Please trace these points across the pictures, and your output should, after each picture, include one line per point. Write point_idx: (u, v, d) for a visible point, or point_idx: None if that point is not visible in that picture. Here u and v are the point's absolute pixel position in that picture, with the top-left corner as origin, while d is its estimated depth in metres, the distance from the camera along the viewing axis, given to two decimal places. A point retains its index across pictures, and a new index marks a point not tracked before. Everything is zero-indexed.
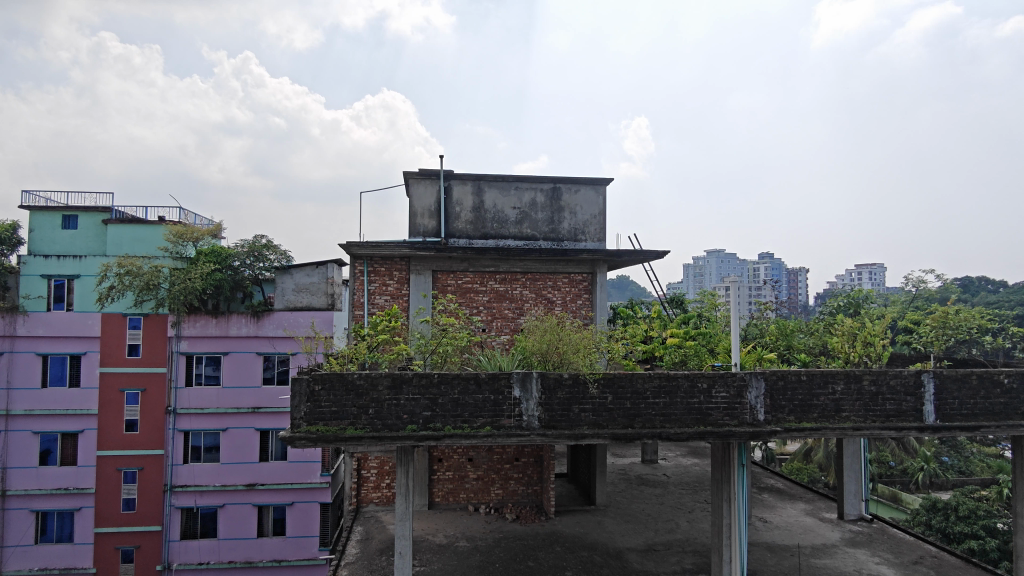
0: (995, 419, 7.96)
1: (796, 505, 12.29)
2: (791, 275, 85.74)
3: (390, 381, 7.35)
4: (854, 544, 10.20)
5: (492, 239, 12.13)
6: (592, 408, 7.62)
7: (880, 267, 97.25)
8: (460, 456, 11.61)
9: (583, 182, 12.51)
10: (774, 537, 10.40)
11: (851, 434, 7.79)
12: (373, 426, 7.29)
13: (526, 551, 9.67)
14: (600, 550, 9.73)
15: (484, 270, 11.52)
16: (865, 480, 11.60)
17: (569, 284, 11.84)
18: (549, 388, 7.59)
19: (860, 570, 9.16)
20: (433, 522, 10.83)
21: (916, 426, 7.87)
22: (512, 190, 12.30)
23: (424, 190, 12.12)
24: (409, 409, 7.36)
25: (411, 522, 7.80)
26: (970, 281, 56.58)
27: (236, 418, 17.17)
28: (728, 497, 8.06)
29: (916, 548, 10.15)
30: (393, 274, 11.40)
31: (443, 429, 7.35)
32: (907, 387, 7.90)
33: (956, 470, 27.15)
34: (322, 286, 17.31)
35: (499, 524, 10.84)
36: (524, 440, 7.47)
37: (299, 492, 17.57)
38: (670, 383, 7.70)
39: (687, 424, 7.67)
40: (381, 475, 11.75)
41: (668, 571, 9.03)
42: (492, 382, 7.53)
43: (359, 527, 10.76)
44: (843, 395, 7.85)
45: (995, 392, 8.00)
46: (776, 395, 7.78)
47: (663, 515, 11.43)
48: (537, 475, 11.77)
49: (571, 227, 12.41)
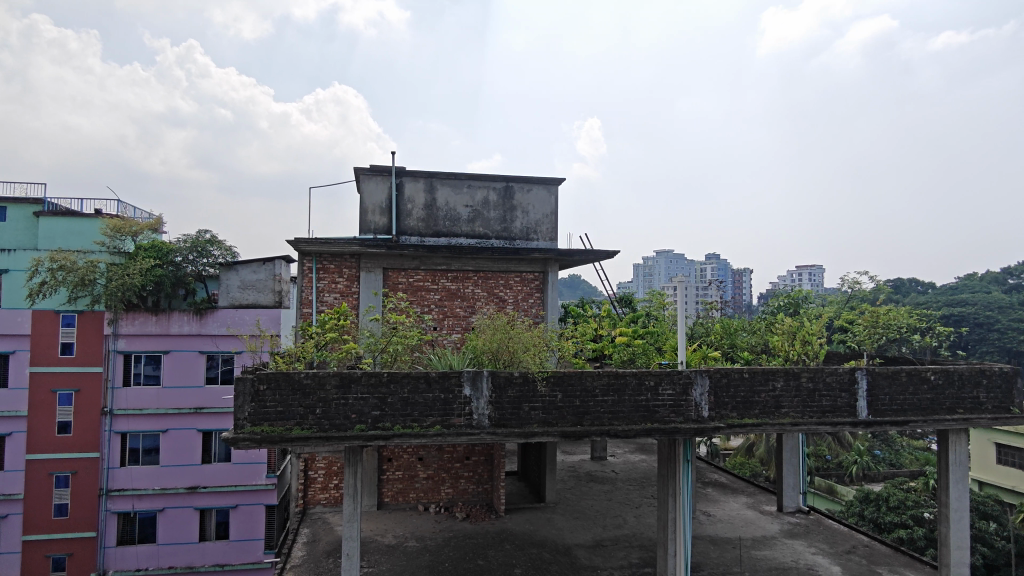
0: (922, 415, 8.37)
1: (738, 499, 12.67)
2: (737, 275, 88.28)
3: (338, 380, 7.24)
4: (792, 535, 10.59)
5: (444, 237, 12.07)
6: (542, 406, 7.67)
7: (819, 268, 101.26)
8: (410, 455, 11.51)
9: (535, 181, 12.55)
10: (717, 531, 10.69)
11: (790, 429, 8.07)
12: (320, 427, 7.16)
13: (475, 549, 9.67)
14: (549, 547, 9.82)
15: (436, 268, 11.46)
16: (803, 473, 12.05)
17: (521, 283, 11.89)
18: (499, 387, 7.60)
19: (797, 560, 9.50)
20: (382, 523, 10.71)
21: (850, 421, 8.20)
22: (465, 189, 12.26)
23: (376, 186, 11.95)
24: (358, 409, 7.27)
25: (359, 523, 7.71)
26: (900, 282, 59.55)
27: (177, 419, 16.58)
28: (674, 492, 8.23)
29: (850, 538, 10.60)
30: (342, 271, 11.22)
31: (392, 429, 7.28)
32: (841, 384, 8.25)
33: (887, 463, 28.54)
34: (269, 283, 16.84)
35: (449, 523, 10.81)
36: (475, 439, 7.48)
37: (244, 495, 17.13)
38: (619, 381, 7.82)
39: (634, 421, 7.80)
40: (329, 476, 11.56)
41: (616, 566, 9.18)
42: (442, 381, 7.50)
43: (305, 529, 10.56)
44: (783, 391, 8.13)
45: (922, 388, 8.42)
46: (720, 393, 8.01)
47: (611, 511, 11.63)
48: (487, 473, 11.79)
49: (523, 226, 12.46)
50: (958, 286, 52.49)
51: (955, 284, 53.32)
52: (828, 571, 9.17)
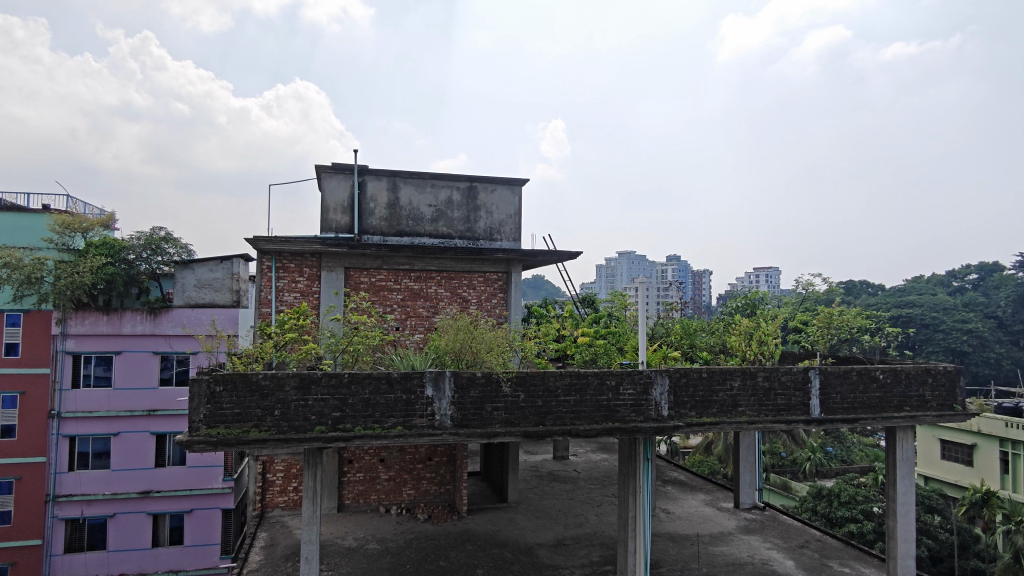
0: (872, 412, 8.65)
1: (696, 496, 12.90)
2: (697, 277, 89.83)
3: (298, 381, 7.12)
4: (748, 531, 10.83)
5: (407, 237, 11.99)
6: (504, 406, 7.68)
7: (775, 270, 103.97)
8: (371, 457, 11.38)
9: (498, 181, 12.56)
10: (676, 527, 10.87)
11: (746, 427, 8.26)
12: (279, 428, 7.04)
13: (437, 551, 9.63)
14: (511, 547, 9.83)
15: (398, 268, 11.37)
16: (758, 471, 12.34)
17: (484, 283, 11.88)
18: (461, 387, 7.58)
19: (753, 556, 9.72)
20: (342, 525, 10.58)
21: (804, 419, 8.44)
22: (428, 188, 12.18)
23: (337, 184, 11.78)
24: (318, 410, 7.16)
25: (319, 526, 7.61)
26: (852, 284, 61.54)
27: (129, 422, 16.10)
28: (634, 490, 8.33)
29: (803, 533, 10.90)
30: (303, 270, 11.04)
31: (353, 430, 7.20)
32: (795, 383, 8.47)
33: (839, 459, 29.43)
34: (226, 282, 16.51)
35: (411, 524, 10.75)
36: (436, 439, 7.45)
37: (199, 499, 16.73)
38: (580, 381, 7.88)
39: (596, 420, 7.88)
40: (288, 479, 11.37)
41: (578, 565, 9.25)
42: (404, 381, 7.44)
43: (263, 533, 10.36)
44: (739, 390, 8.31)
45: (871, 387, 8.70)
46: (679, 392, 8.14)
47: (573, 510, 11.71)
48: (449, 474, 11.76)
49: (486, 226, 12.45)
50: (906, 288, 54.51)
51: (903, 286, 55.38)
52: (782, 565, 9.41)
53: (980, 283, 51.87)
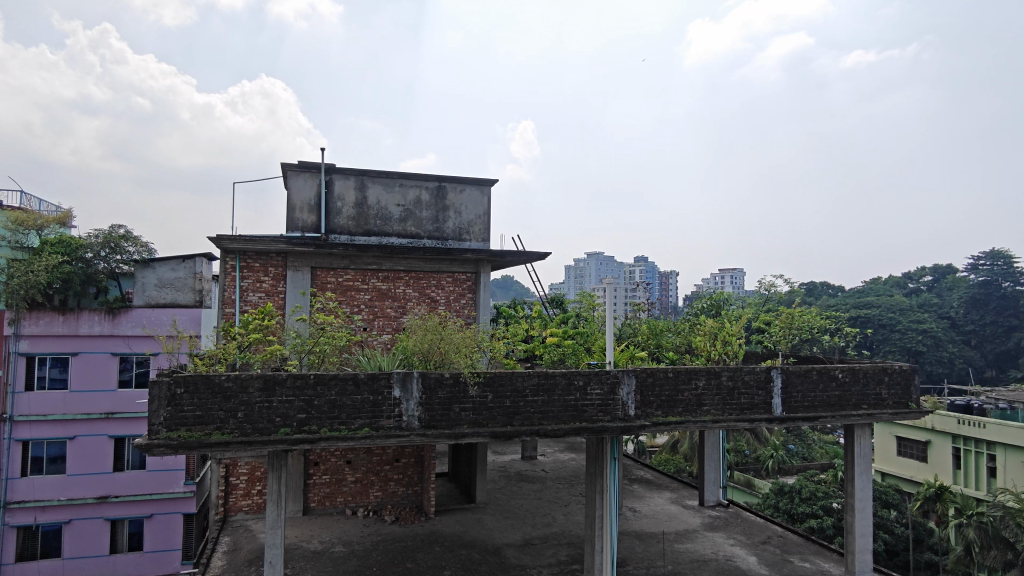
0: (831, 410, 8.89)
1: (662, 494, 13.08)
2: (663, 279, 90.97)
3: (261, 383, 7.00)
4: (712, 528, 11.02)
5: (375, 236, 11.89)
6: (472, 407, 7.67)
7: (739, 272, 106.04)
8: (338, 458, 11.23)
9: (467, 182, 12.54)
10: (642, 526, 11.00)
11: (711, 426, 8.40)
12: (242, 431, 6.92)
13: (405, 553, 9.58)
14: (478, 548, 9.82)
15: (366, 268, 11.26)
16: (722, 469, 12.55)
17: (453, 283, 11.85)
18: (429, 388, 7.54)
19: (717, 552, 9.89)
20: (307, 528, 10.44)
21: (766, 418, 8.62)
22: (396, 187, 12.09)
23: (304, 182, 11.61)
24: (282, 412, 7.06)
25: (283, 529, 7.50)
26: (813, 285, 63.10)
27: (87, 425, 15.64)
28: (600, 490, 8.39)
29: (765, 529, 11.13)
30: (268, 270, 10.86)
31: (319, 432, 7.12)
32: (758, 382, 8.64)
33: (800, 456, 30.13)
34: (189, 282, 16.14)
35: (378, 526, 10.67)
36: (404, 440, 7.41)
37: (160, 504, 16.36)
38: (548, 381, 7.91)
39: (563, 420, 7.92)
40: (252, 482, 11.16)
41: (544, 564, 9.29)
42: (371, 382, 7.37)
43: (226, 537, 10.16)
44: (705, 389, 8.45)
45: (831, 385, 8.92)
46: (646, 391, 8.23)
47: (541, 510, 11.76)
48: (417, 475, 11.68)
49: (455, 226, 12.42)
50: (864, 289, 56.08)
51: (862, 287, 56.92)
52: (745, 561, 9.59)
53: (934, 285, 53.61)
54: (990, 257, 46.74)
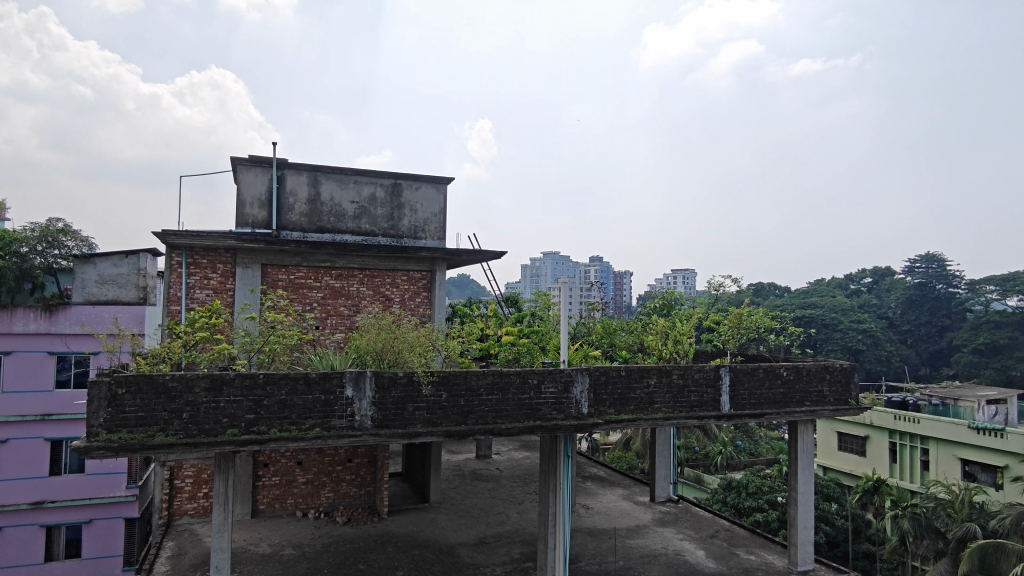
0: (776, 407, 9.17)
1: (615, 491, 13.25)
2: (618, 279, 92.26)
3: (208, 383, 6.80)
4: (663, 523, 11.24)
5: (328, 234, 11.69)
6: (426, 406, 7.62)
7: (690, 272, 108.43)
8: (288, 460, 10.96)
9: (423, 179, 12.44)
10: (595, 522, 11.13)
11: (661, 423, 8.57)
12: (187, 433, 6.71)
13: (356, 554, 9.45)
14: (432, 548, 9.76)
15: (319, 265, 11.07)
16: (673, 465, 12.78)
17: (408, 281, 11.76)
18: (382, 387, 7.46)
19: (667, 547, 10.08)
20: (256, 531, 10.21)
21: (714, 415, 8.83)
22: (351, 183, 11.91)
23: (254, 177, 11.31)
24: (230, 413, 6.88)
25: (230, 533, 7.34)
26: (761, 286, 64.97)
27: (21, 427, 14.91)
28: (554, 487, 8.45)
29: (714, 523, 11.40)
30: (216, 266, 10.55)
31: (268, 433, 6.97)
32: (707, 380, 8.84)
33: (747, 452, 31.02)
34: (132, 278, 15.64)
35: (329, 528, 10.51)
36: (356, 440, 7.30)
37: (99, 508, 15.71)
38: (503, 379, 7.93)
39: (518, 419, 7.95)
40: (198, 485, 10.83)
41: (497, 563, 9.32)
42: (323, 382, 7.26)
43: (169, 542, 9.84)
44: (656, 387, 8.60)
45: (776, 383, 9.22)
46: (599, 390, 8.33)
47: (495, 508, 11.79)
48: (370, 475, 11.54)
49: (411, 224, 12.31)
50: (809, 289, 58.04)
51: (807, 288, 58.87)
52: (694, 555, 9.81)
53: (873, 286, 55.81)
54: (925, 261, 48.32)
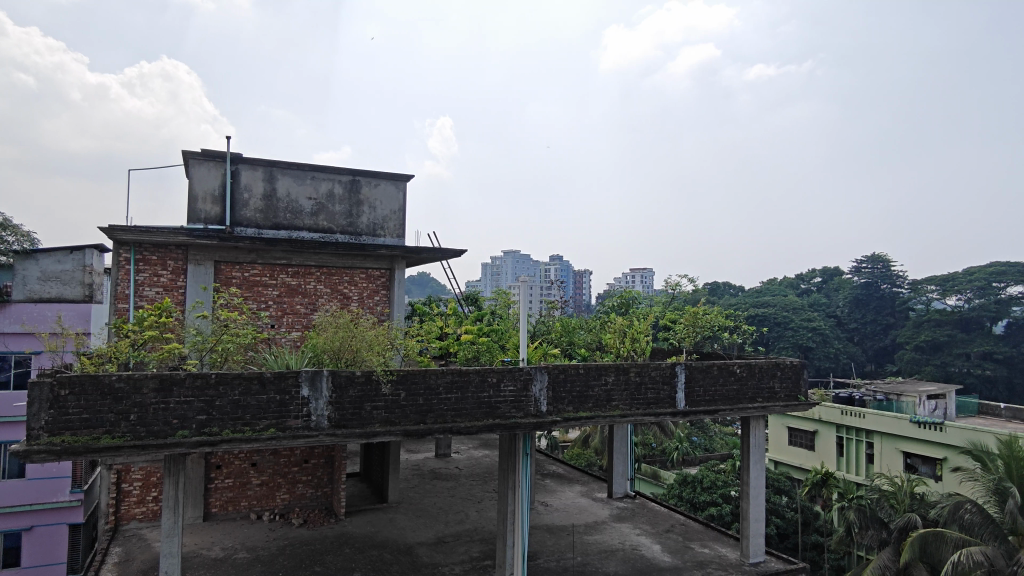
0: (730, 403, 9.39)
1: (573, 488, 13.38)
2: (577, 278, 93.04)
3: (157, 383, 6.60)
4: (620, 519, 11.39)
5: (283, 230, 11.46)
6: (384, 406, 7.56)
7: (648, 271, 110.13)
8: (241, 461, 10.71)
9: (383, 176, 12.30)
10: (553, 519, 11.21)
11: (619, 421, 8.68)
12: (135, 434, 6.50)
13: (313, 556, 9.31)
14: (390, 548, 9.69)
15: (275, 263, 10.85)
16: (630, 461, 12.97)
17: (366, 279, 11.63)
18: (339, 387, 7.36)
19: (624, 542, 10.22)
20: (208, 535, 9.95)
21: (670, 411, 8.99)
22: (308, 179, 11.71)
23: (207, 172, 11.03)
24: (181, 414, 6.70)
25: (181, 537, 7.17)
26: (716, 286, 66.35)
27: None
28: (513, 485, 8.49)
29: (669, 518, 11.61)
30: (166, 263, 10.24)
31: (220, 434, 6.81)
32: (663, 377, 8.99)
33: (702, 448, 31.68)
34: (77, 275, 15.09)
35: (285, 530, 10.34)
36: (312, 441, 7.19)
37: (41, 515, 15.08)
38: (462, 378, 7.91)
39: (477, 418, 7.95)
40: (146, 488, 10.50)
41: (456, 562, 9.29)
42: (278, 382, 7.12)
43: (116, 548, 9.51)
44: (613, 385, 8.71)
45: (730, 379, 9.44)
46: (558, 388, 8.39)
47: (454, 507, 11.77)
48: (327, 476, 11.37)
49: (369, 221, 12.17)
50: (762, 288, 59.56)
51: (760, 287, 60.39)
52: (650, 550, 9.97)
53: (823, 286, 57.60)
54: (871, 261, 49.93)
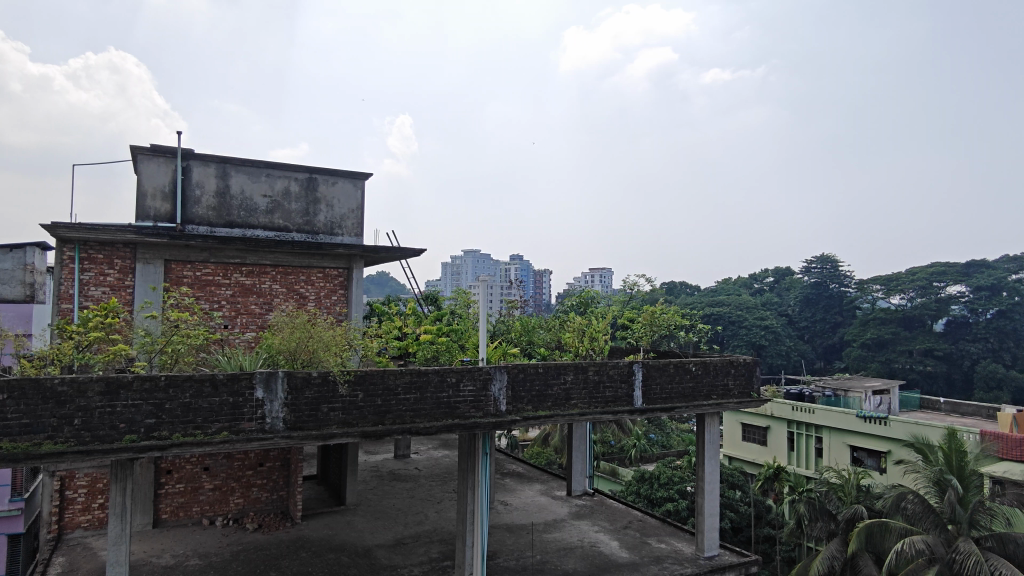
0: (685, 401, 9.58)
1: (533, 486, 13.44)
2: (537, 278, 93.50)
3: (103, 387, 6.38)
4: (579, 517, 11.48)
5: (238, 228, 11.19)
6: (341, 407, 7.45)
7: (607, 272, 111.33)
8: (193, 466, 10.42)
9: (340, 174, 12.13)
10: (513, 518, 11.24)
11: (577, 419, 8.77)
12: (79, 440, 6.27)
13: (267, 561, 9.13)
14: (348, 551, 9.58)
15: (228, 262, 10.58)
16: (589, 459, 13.10)
17: (324, 278, 11.45)
18: (295, 388, 7.23)
19: (582, 540, 10.31)
20: (158, 542, 9.66)
21: (628, 409, 9.12)
22: (263, 177, 11.46)
23: (157, 168, 10.69)
24: (128, 418, 6.48)
25: (128, 545, 6.96)
26: (672, 286, 67.52)
27: None
28: (472, 486, 8.48)
29: (627, 514, 11.77)
30: (113, 262, 9.88)
31: (170, 438, 6.62)
32: (622, 376, 9.11)
33: (659, 445, 32.18)
34: (17, 274, 14.40)
35: (238, 535, 10.10)
36: (267, 444, 7.09)
37: None
38: (421, 378, 7.85)
39: (436, 418, 7.91)
40: (92, 495, 10.12)
41: (415, 563, 9.23)
42: (230, 384, 6.95)
43: (59, 558, 9.14)
44: (572, 384, 8.78)
45: (685, 377, 9.63)
46: (517, 387, 8.41)
47: (413, 508, 11.68)
48: (283, 479, 11.16)
49: (327, 220, 11.98)
50: (717, 288, 60.84)
51: (715, 287, 61.66)
52: (608, 546, 10.08)
53: (775, 285, 59.18)
54: (820, 261, 51.55)
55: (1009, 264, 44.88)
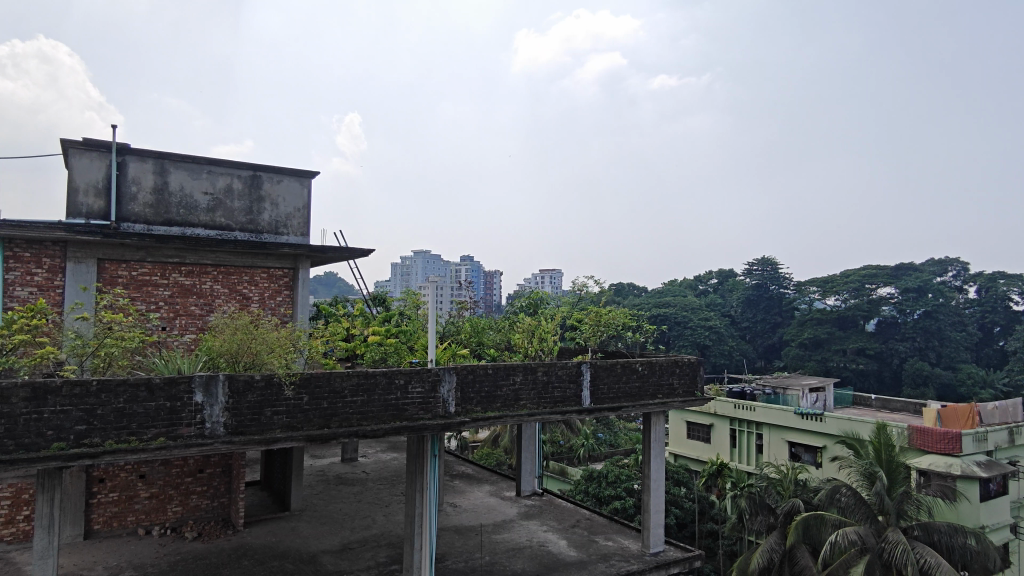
0: (631, 400, 9.75)
1: (481, 488, 13.44)
2: (488, 279, 93.56)
3: (29, 392, 6.05)
4: (527, 517, 11.53)
5: (177, 227, 10.81)
6: (285, 410, 7.28)
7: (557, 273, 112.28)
8: (128, 474, 9.99)
9: (285, 172, 11.85)
10: (461, 520, 11.21)
11: (526, 419, 8.81)
12: (2, 449, 5.93)
13: (207, 570, 8.85)
14: (292, 557, 9.36)
15: (166, 261, 10.21)
16: (538, 460, 13.16)
17: (267, 279, 11.17)
18: (237, 392, 7.02)
19: (530, 539, 10.36)
20: (89, 554, 9.23)
21: (576, 409, 9.22)
22: (204, 174, 11.10)
23: (89, 163, 10.22)
24: (56, 424, 6.18)
25: (56, 558, 6.61)
26: (621, 287, 68.61)
27: None
28: (420, 488, 8.40)
29: (575, 513, 11.88)
30: (41, 261, 9.40)
31: (102, 445, 6.35)
32: (570, 376, 9.20)
33: (607, 444, 32.69)
34: None
35: (177, 545, 9.76)
36: (206, 449, 6.87)
37: None
38: (368, 380, 7.74)
39: (383, 420, 7.81)
40: (17, 507, 9.60)
41: (362, 568, 9.09)
42: (168, 388, 6.70)
43: None
44: (521, 384, 8.82)
45: (632, 377, 9.79)
46: (466, 388, 8.39)
47: (360, 512, 11.51)
48: (224, 486, 10.81)
49: (271, 219, 11.69)
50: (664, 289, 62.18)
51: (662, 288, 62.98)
52: (556, 545, 10.16)
53: (719, 286, 60.85)
54: (762, 262, 53.09)
55: (934, 266, 47.32)
